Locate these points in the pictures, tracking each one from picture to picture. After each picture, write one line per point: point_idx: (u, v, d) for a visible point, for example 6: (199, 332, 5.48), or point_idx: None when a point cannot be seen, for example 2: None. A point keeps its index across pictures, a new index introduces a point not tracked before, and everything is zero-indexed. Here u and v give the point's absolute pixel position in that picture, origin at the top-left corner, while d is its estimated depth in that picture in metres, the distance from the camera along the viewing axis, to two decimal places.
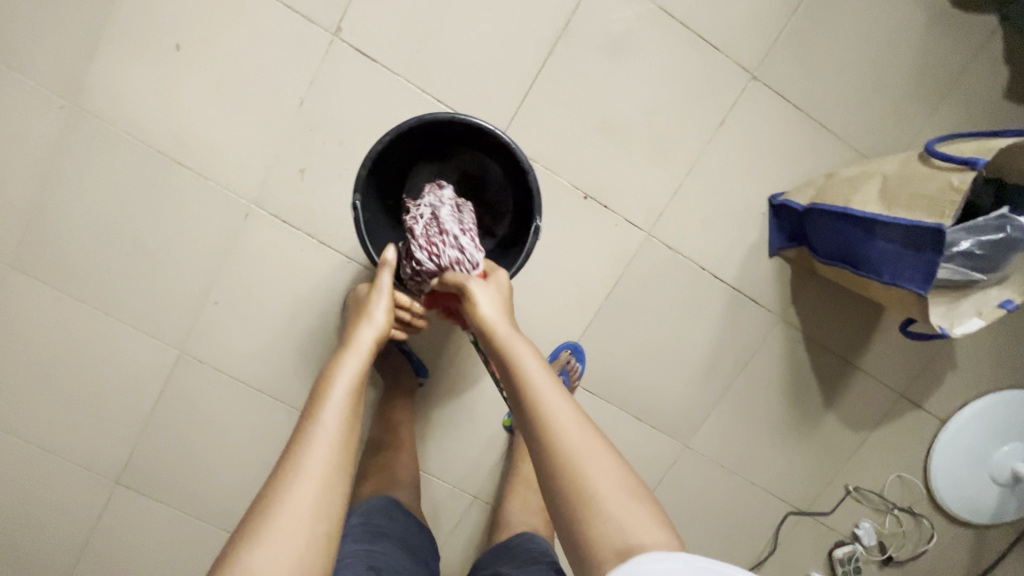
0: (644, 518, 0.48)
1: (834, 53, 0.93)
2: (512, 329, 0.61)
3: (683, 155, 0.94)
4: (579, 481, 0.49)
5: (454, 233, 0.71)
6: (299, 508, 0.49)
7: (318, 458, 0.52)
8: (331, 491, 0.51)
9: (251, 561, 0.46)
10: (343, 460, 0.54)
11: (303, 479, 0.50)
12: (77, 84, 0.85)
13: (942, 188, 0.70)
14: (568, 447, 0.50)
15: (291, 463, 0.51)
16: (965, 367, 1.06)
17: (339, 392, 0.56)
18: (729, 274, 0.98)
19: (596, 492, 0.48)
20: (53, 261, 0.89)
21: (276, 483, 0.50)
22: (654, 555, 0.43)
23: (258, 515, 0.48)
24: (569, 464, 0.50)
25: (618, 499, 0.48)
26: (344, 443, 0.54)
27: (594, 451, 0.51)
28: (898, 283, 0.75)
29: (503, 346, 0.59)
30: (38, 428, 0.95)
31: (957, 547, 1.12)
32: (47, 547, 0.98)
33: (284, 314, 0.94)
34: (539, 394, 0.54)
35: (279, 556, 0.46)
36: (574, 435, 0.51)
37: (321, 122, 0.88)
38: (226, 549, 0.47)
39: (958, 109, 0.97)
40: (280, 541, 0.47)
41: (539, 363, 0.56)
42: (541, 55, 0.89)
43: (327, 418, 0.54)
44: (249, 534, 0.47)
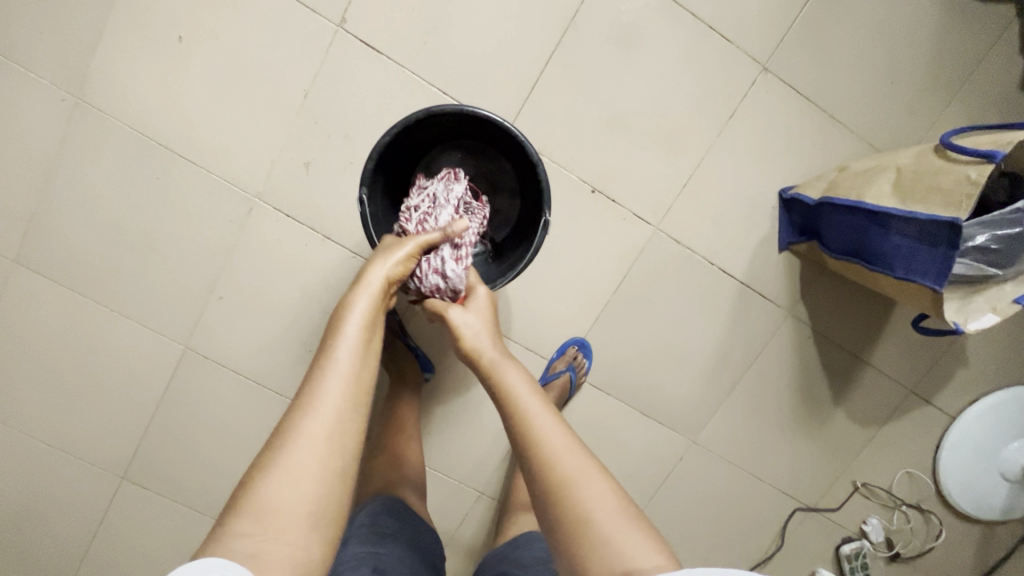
0: (637, 537, 0.47)
1: (846, 44, 0.92)
2: (503, 354, 0.63)
3: (693, 149, 0.92)
4: (571, 500, 0.49)
5: (443, 257, 0.67)
6: (312, 440, 0.49)
7: (330, 390, 0.51)
8: (345, 421, 0.51)
9: (267, 492, 0.46)
10: (357, 392, 0.53)
11: (315, 412, 0.50)
12: (80, 77, 0.84)
13: (959, 180, 0.69)
14: (560, 466, 0.51)
15: (302, 399, 0.51)
16: (976, 363, 1.05)
17: (352, 326, 0.56)
18: (738, 268, 0.97)
19: (589, 510, 0.48)
20: (57, 256, 0.89)
21: (288, 417, 0.50)
22: None
23: (271, 449, 0.48)
24: (561, 484, 0.50)
25: (611, 518, 0.48)
26: (358, 376, 0.53)
27: (587, 470, 0.51)
28: (911, 278, 0.74)
29: (495, 372, 0.61)
30: (44, 424, 0.94)
31: (965, 543, 1.11)
32: (53, 541, 0.98)
33: (289, 310, 0.93)
34: (529, 415, 0.55)
35: (296, 486, 0.47)
36: (565, 455, 0.52)
37: (326, 115, 0.87)
38: (239, 484, 0.47)
39: (972, 101, 0.95)
40: (296, 473, 0.47)
41: (530, 387, 0.58)
42: (549, 48, 0.88)
43: (338, 353, 0.53)
44: (263, 467, 0.47)
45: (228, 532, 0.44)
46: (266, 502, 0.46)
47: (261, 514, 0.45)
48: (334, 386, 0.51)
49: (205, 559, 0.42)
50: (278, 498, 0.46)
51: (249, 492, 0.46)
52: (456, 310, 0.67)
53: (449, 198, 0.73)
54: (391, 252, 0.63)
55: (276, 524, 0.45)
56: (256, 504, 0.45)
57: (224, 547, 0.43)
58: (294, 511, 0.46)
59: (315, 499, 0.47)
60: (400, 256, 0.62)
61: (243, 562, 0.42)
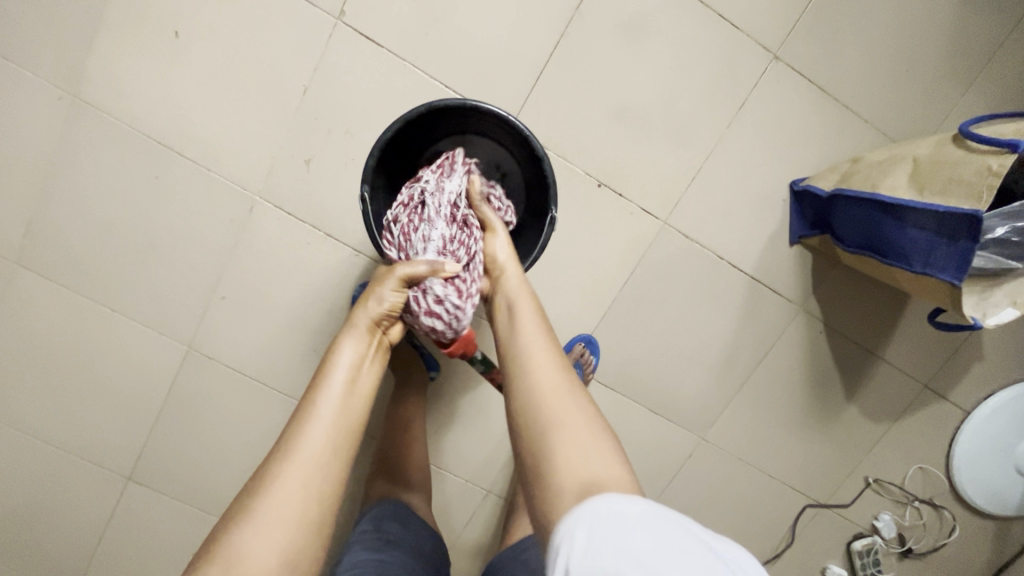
0: (602, 453, 0.50)
1: (860, 30, 0.89)
2: (521, 277, 0.67)
3: (701, 140, 0.90)
4: (546, 408, 0.53)
5: (433, 295, 0.63)
6: (289, 488, 0.50)
7: (312, 438, 0.52)
8: (326, 471, 0.52)
9: (244, 544, 0.47)
10: (341, 440, 0.54)
11: (296, 461, 0.51)
12: (77, 74, 0.82)
13: (980, 171, 0.67)
14: (543, 377, 0.56)
15: (286, 443, 0.52)
16: (992, 357, 1.03)
17: (341, 370, 0.56)
18: (747, 262, 0.95)
19: (563, 422, 0.52)
20: (59, 256, 0.88)
21: (273, 459, 0.52)
22: (610, 495, 0.44)
23: (252, 498, 0.50)
24: (543, 393, 0.54)
25: (585, 431, 0.51)
26: (342, 423, 0.54)
27: (564, 387, 0.55)
28: (930, 272, 0.72)
29: (507, 288, 0.66)
30: (50, 426, 0.94)
31: (979, 539, 1.10)
32: (61, 543, 0.98)
33: (292, 309, 0.92)
34: (526, 331, 0.60)
35: (270, 539, 0.48)
36: (552, 379, 0.55)
37: (327, 110, 0.86)
38: (219, 528, 0.49)
39: (990, 88, 0.92)
40: (271, 524, 0.48)
41: (533, 306, 0.63)
42: (553, 38, 0.85)
43: (324, 400, 0.54)
44: (241, 518, 0.49)
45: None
46: (242, 554, 0.47)
47: (233, 565, 0.46)
48: (318, 435, 0.52)
49: None
50: (253, 549, 0.47)
51: (227, 541, 0.48)
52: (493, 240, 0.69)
53: (443, 201, 0.68)
54: (381, 289, 0.61)
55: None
56: (233, 557, 0.47)
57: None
58: (268, 568, 0.47)
59: (290, 554, 0.48)
60: (390, 293, 0.61)
61: None
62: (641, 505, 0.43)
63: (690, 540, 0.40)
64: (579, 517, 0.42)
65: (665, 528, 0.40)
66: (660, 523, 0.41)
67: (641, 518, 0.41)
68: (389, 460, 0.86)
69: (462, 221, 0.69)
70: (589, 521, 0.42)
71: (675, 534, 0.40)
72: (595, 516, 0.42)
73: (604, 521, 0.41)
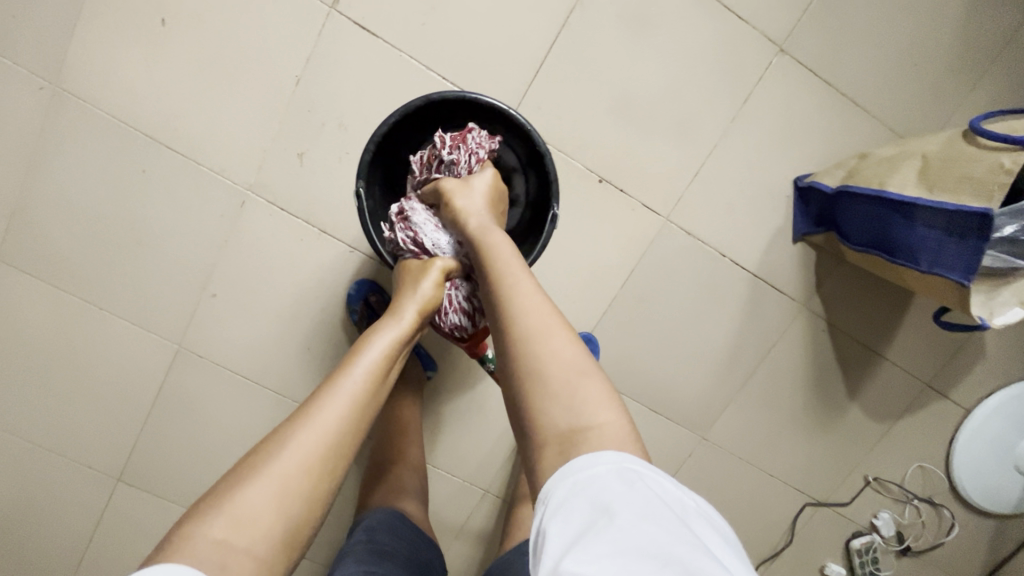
0: (589, 396, 0.47)
1: (867, 24, 0.87)
2: (489, 221, 0.63)
3: (705, 135, 0.88)
4: (536, 357, 0.49)
5: (460, 295, 0.70)
6: (303, 450, 0.49)
7: (333, 408, 0.52)
8: (340, 452, 0.51)
9: (247, 501, 0.45)
10: (358, 423, 0.53)
11: (314, 430, 0.50)
12: (59, 62, 0.79)
13: (992, 170, 0.66)
14: (531, 325, 0.51)
15: (305, 409, 0.52)
16: (994, 355, 1.02)
17: (372, 352, 0.57)
18: (750, 260, 0.93)
19: (557, 368, 0.49)
20: (41, 251, 0.85)
21: (289, 422, 0.51)
22: (580, 460, 0.43)
23: (260, 458, 0.48)
24: (528, 341, 0.50)
25: (565, 372, 0.48)
26: (361, 408, 0.53)
27: (556, 332, 0.51)
28: (939, 272, 0.71)
29: (478, 236, 0.62)
30: (35, 426, 0.91)
31: (978, 536, 1.10)
32: (49, 545, 0.96)
33: (285, 306, 0.90)
34: (508, 278, 0.56)
35: (271, 501, 0.46)
36: (534, 315, 0.52)
37: (319, 102, 0.83)
38: (226, 476, 0.47)
39: (998, 84, 0.91)
40: (280, 486, 0.47)
41: (511, 252, 0.59)
42: (555, 29, 0.83)
43: (349, 379, 0.54)
44: (252, 471, 0.47)
45: (201, 531, 0.43)
46: (247, 509, 0.45)
47: (242, 522, 0.44)
48: (339, 407, 0.52)
49: (164, 564, 0.41)
50: (254, 509, 0.45)
51: (231, 495, 0.45)
52: (461, 197, 0.65)
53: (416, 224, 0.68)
54: (421, 281, 0.65)
55: (249, 537, 0.44)
56: (234, 513, 0.44)
57: (192, 545, 0.42)
58: (263, 530, 0.45)
59: (284, 522, 0.46)
60: (428, 286, 0.64)
61: (198, 568, 0.41)
62: (616, 464, 0.42)
63: (667, 509, 0.39)
64: (569, 489, 0.41)
65: (639, 494, 0.39)
66: (635, 488, 0.40)
67: (616, 482, 0.40)
68: (384, 463, 0.85)
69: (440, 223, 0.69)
70: (565, 490, 0.42)
71: (650, 501, 0.39)
72: (570, 484, 0.42)
73: (579, 487, 0.41)
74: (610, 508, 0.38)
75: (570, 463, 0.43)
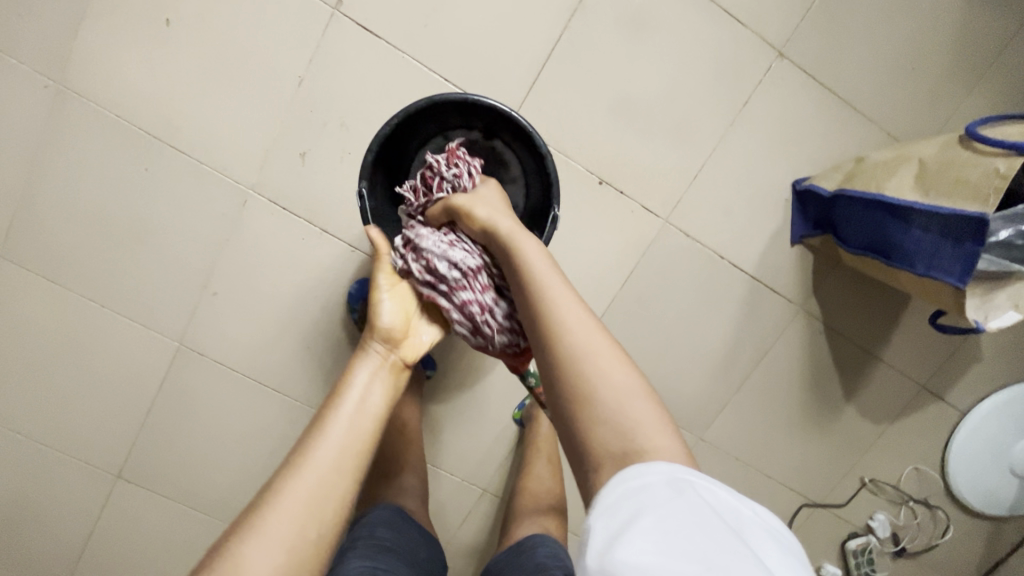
0: (648, 416, 0.45)
1: (865, 30, 0.88)
2: (516, 227, 0.60)
3: (704, 138, 0.89)
4: (586, 380, 0.47)
5: (493, 309, 0.63)
6: (296, 495, 0.49)
7: (325, 448, 0.52)
8: (334, 489, 0.51)
9: (247, 552, 0.46)
10: (353, 457, 0.53)
11: (306, 475, 0.50)
12: (62, 61, 0.79)
13: (986, 174, 0.66)
14: (580, 342, 0.49)
15: (299, 453, 0.52)
16: (989, 358, 1.03)
17: (356, 388, 0.58)
18: (748, 261, 0.94)
19: (607, 387, 0.47)
20: (43, 250, 0.85)
21: (285, 469, 0.51)
22: (633, 467, 0.42)
23: (255, 510, 0.49)
24: (579, 361, 0.48)
25: (620, 392, 0.46)
26: (353, 444, 0.54)
27: (607, 351, 0.49)
28: (934, 275, 0.72)
29: (513, 242, 0.59)
30: (36, 423, 0.92)
31: (972, 537, 1.11)
32: (48, 542, 0.96)
33: (285, 305, 0.90)
34: (547, 291, 0.53)
35: (272, 552, 0.46)
36: (579, 331, 0.50)
37: (322, 102, 0.83)
38: (225, 536, 0.48)
39: (994, 89, 0.92)
40: (278, 532, 0.47)
41: (549, 263, 0.56)
42: (556, 32, 0.84)
43: (337, 419, 0.55)
44: (250, 521, 0.48)
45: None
46: (245, 559, 0.45)
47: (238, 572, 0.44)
48: (329, 446, 0.53)
49: None
50: (257, 558, 0.45)
51: (227, 550, 0.46)
52: (479, 208, 0.63)
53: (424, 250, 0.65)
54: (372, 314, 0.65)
55: None
56: (231, 567, 0.45)
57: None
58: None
59: (286, 567, 0.46)
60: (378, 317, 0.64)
61: None
62: (668, 474, 0.41)
63: (718, 519, 0.38)
64: (619, 492, 0.41)
65: (688, 503, 0.38)
66: (685, 497, 0.39)
67: (666, 490, 0.39)
68: (384, 461, 0.85)
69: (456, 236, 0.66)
70: (614, 494, 0.41)
71: (701, 510, 0.38)
72: (619, 489, 0.41)
73: (628, 491, 0.40)
74: (658, 514, 0.38)
75: (624, 471, 0.42)
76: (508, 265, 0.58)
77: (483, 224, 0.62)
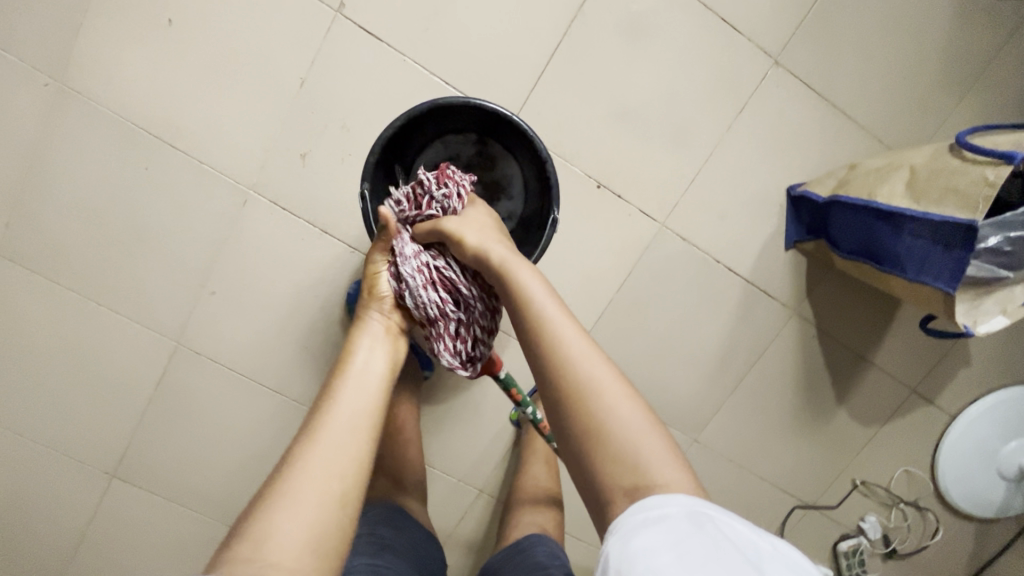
0: (659, 449, 0.46)
1: (858, 39, 0.90)
2: (508, 253, 0.60)
3: (701, 144, 0.90)
4: (596, 414, 0.47)
5: (453, 341, 0.66)
6: (315, 463, 0.50)
7: (335, 421, 0.54)
8: (353, 443, 0.53)
9: (275, 520, 0.46)
10: (366, 415, 0.56)
11: (323, 436, 0.52)
12: (63, 59, 0.80)
13: (975, 182, 0.68)
14: (586, 376, 0.49)
15: (308, 428, 0.54)
16: (978, 362, 1.05)
17: (359, 357, 0.60)
18: (743, 265, 0.95)
19: (611, 421, 0.47)
20: (41, 247, 0.85)
21: (296, 446, 0.52)
22: (652, 498, 0.43)
23: (276, 477, 0.50)
24: (585, 394, 0.48)
25: (630, 425, 0.47)
26: (364, 403, 0.56)
27: (614, 384, 0.49)
28: (924, 280, 0.73)
29: (507, 270, 0.58)
30: (31, 421, 0.91)
31: (961, 539, 1.12)
32: (41, 542, 0.96)
33: (284, 305, 0.91)
34: (554, 323, 0.52)
35: (304, 521, 0.47)
36: (586, 362, 0.50)
37: (323, 104, 0.84)
38: (245, 515, 0.47)
39: (983, 99, 0.94)
40: (301, 499, 0.48)
41: (547, 290, 0.55)
42: (556, 38, 0.85)
43: (344, 385, 0.57)
44: (270, 496, 0.48)
45: (233, 555, 0.44)
46: (272, 529, 0.45)
47: (266, 540, 0.45)
48: (339, 415, 0.54)
49: None
50: (288, 524, 0.46)
51: (253, 518, 0.46)
52: (468, 234, 0.62)
53: (406, 272, 0.64)
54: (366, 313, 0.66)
55: (279, 551, 0.44)
56: (261, 529, 0.45)
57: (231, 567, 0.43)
58: (301, 534, 0.46)
59: (320, 519, 0.47)
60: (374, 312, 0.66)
61: None
62: (688, 506, 0.42)
63: (736, 554, 0.39)
64: (638, 520, 0.42)
65: (710, 538, 0.40)
66: (706, 531, 0.40)
67: (688, 523, 0.41)
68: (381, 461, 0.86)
69: (443, 261, 0.66)
70: (634, 522, 0.42)
71: (722, 546, 0.39)
72: (640, 518, 0.42)
73: (649, 522, 0.41)
74: (681, 547, 0.39)
75: (641, 502, 0.43)
76: (502, 292, 0.58)
77: (475, 251, 0.61)
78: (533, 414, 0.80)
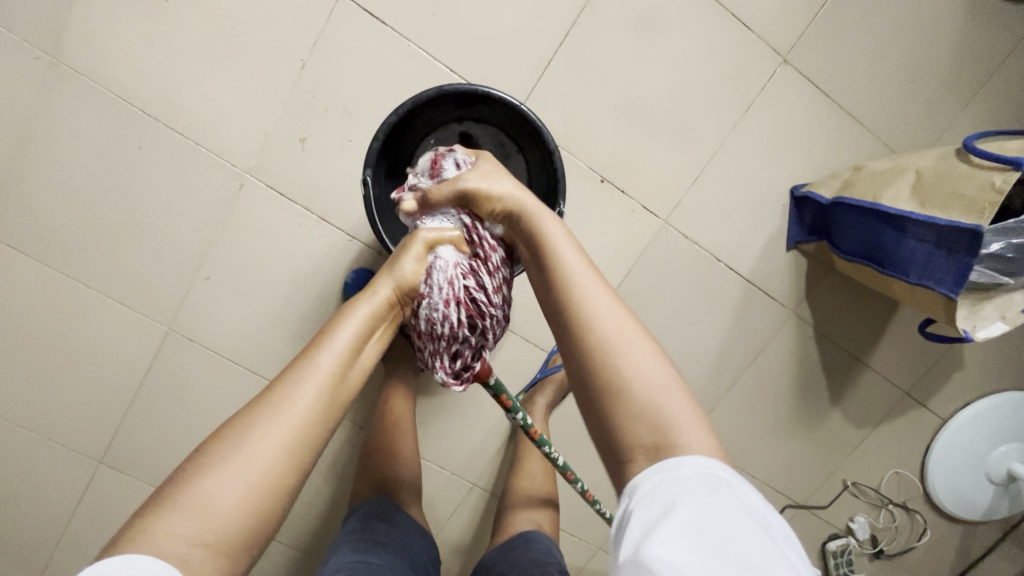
0: (680, 409, 0.45)
1: (867, 40, 0.89)
2: (540, 206, 0.57)
3: (706, 141, 0.89)
4: (614, 370, 0.46)
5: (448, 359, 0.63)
6: (269, 441, 0.46)
7: (302, 399, 0.48)
8: (313, 430, 0.48)
9: (212, 489, 0.43)
10: (337, 404, 0.51)
11: (286, 411, 0.47)
12: (56, 31, 0.77)
13: (983, 188, 0.68)
14: (607, 334, 0.47)
15: (274, 394, 0.48)
16: (972, 367, 1.05)
17: (348, 333, 0.54)
18: (744, 264, 0.95)
19: (633, 372, 0.46)
20: (30, 226, 0.83)
21: (256, 409, 0.47)
22: (668, 461, 0.42)
23: (228, 439, 0.45)
24: (600, 346, 0.47)
25: (650, 386, 0.45)
26: (337, 388, 0.51)
27: (635, 342, 0.47)
28: (927, 284, 0.73)
29: (536, 226, 0.55)
30: (15, 403, 0.89)
31: (947, 541, 1.14)
32: (25, 526, 0.94)
33: (279, 292, 0.89)
34: (579, 278, 0.51)
35: (240, 501, 0.43)
36: (607, 319, 0.48)
37: (324, 88, 0.82)
38: (186, 467, 0.44)
39: (988, 105, 0.93)
40: (244, 474, 0.44)
41: (577, 248, 0.53)
42: (563, 28, 0.83)
43: (325, 358, 0.51)
44: (216, 458, 0.44)
45: (163, 524, 0.41)
46: (209, 501, 0.42)
47: (200, 513, 0.41)
48: (309, 396, 0.49)
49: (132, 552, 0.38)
50: (220, 500, 0.42)
51: (194, 483, 0.43)
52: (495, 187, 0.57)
53: (438, 282, 0.60)
54: (375, 290, 0.58)
55: (208, 527, 0.41)
56: (197, 500, 0.42)
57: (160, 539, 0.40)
58: (235, 516, 0.43)
59: (258, 505, 0.44)
60: (382, 296, 0.58)
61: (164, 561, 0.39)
62: (705, 469, 0.41)
63: (750, 518, 0.39)
64: (654, 484, 0.41)
65: (726, 501, 0.39)
66: (721, 494, 0.39)
67: (703, 485, 0.40)
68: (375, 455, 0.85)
69: (476, 281, 0.61)
70: (650, 485, 0.42)
71: (737, 511, 0.39)
72: (656, 481, 0.41)
73: (663, 485, 0.41)
74: (695, 509, 0.38)
75: (656, 465, 0.43)
76: (529, 244, 0.56)
77: (508, 208, 0.57)
78: (523, 420, 0.75)
